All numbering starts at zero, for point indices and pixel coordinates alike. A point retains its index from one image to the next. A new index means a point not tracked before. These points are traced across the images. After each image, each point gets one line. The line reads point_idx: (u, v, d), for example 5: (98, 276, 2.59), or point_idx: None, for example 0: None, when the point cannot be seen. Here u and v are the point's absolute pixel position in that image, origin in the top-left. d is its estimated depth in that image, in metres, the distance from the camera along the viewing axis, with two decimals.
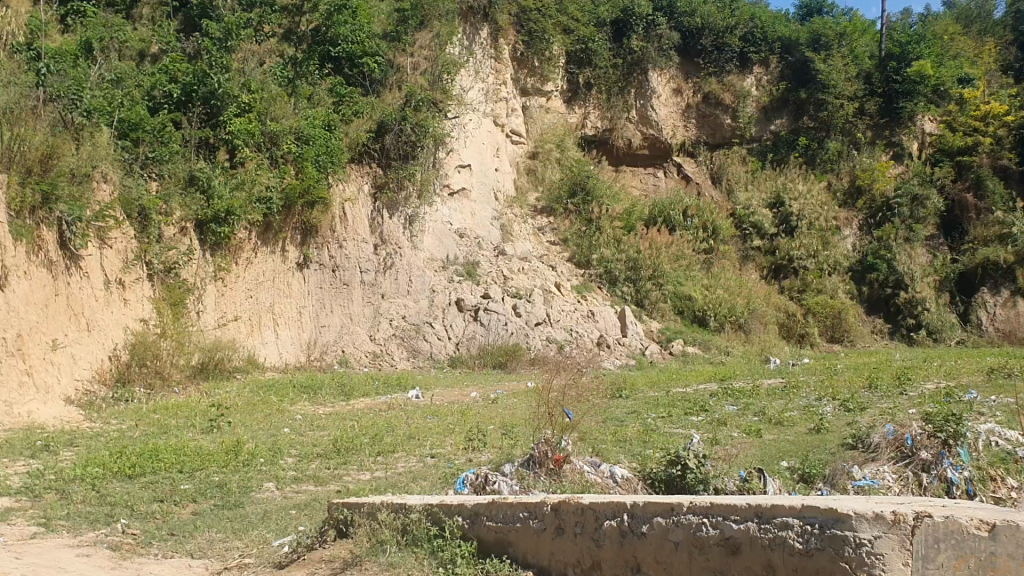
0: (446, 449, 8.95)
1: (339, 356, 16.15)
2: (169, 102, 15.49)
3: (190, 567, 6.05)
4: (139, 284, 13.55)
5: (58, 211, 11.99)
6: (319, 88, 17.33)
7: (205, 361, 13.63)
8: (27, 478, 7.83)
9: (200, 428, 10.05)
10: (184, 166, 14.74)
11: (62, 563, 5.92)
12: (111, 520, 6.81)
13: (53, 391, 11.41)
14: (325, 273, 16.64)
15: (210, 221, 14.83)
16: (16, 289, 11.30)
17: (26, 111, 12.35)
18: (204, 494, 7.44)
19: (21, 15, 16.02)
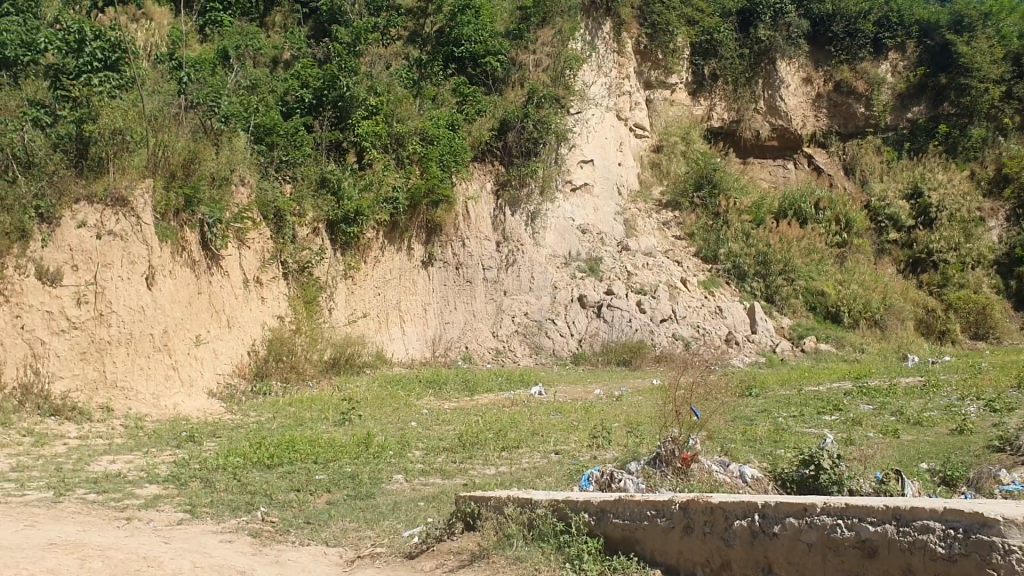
0: (571, 445, 8.96)
1: (463, 352, 16.38)
2: (302, 107, 15.91)
3: (326, 555, 6.28)
4: (275, 282, 14.10)
5: (200, 213, 12.69)
6: (444, 88, 17.61)
7: (336, 356, 14.04)
8: (174, 467, 8.26)
9: (332, 421, 10.38)
10: (316, 168, 15.16)
11: (207, 548, 6.21)
12: (251, 508, 7.10)
13: (196, 385, 12.03)
14: (449, 270, 16.95)
15: (340, 221, 15.32)
16: (162, 289, 11.99)
17: (169, 118, 12.88)
18: (337, 484, 7.69)
19: (163, 27, 16.83)
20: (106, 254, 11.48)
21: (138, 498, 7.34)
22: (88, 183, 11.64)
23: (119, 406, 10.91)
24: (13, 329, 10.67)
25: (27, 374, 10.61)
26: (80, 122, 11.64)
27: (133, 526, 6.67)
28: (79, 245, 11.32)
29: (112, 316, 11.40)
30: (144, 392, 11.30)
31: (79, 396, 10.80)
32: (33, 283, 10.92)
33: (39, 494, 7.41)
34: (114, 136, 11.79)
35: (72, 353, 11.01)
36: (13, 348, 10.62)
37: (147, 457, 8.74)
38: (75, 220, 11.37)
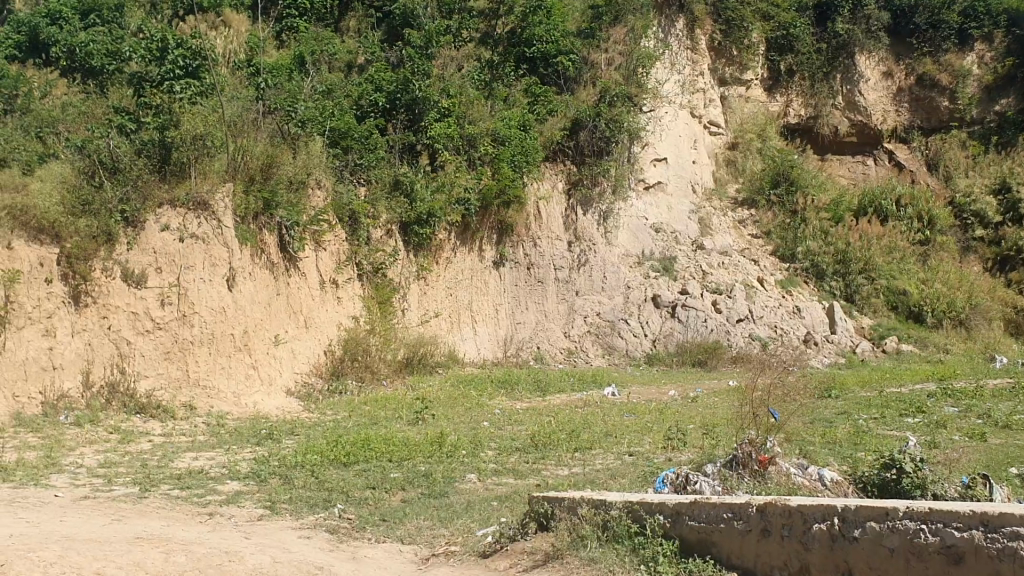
0: (645, 447, 8.89)
1: (535, 352, 16.43)
2: (376, 110, 16.00)
3: (401, 553, 6.33)
4: (351, 283, 14.30)
5: (278, 217, 12.95)
6: (515, 89, 17.72)
7: (409, 356, 14.20)
8: (255, 464, 8.44)
9: (406, 420, 10.49)
10: (389, 171, 15.32)
11: (286, 544, 6.34)
12: (328, 505, 7.22)
13: (275, 383, 12.29)
14: (520, 270, 16.91)
15: (413, 222, 15.47)
16: (242, 290, 12.28)
17: (248, 124, 13.23)
18: (412, 483, 7.75)
19: (242, 33, 17.22)
20: (188, 256, 11.82)
21: (219, 495, 7.50)
22: (171, 187, 12.01)
23: (201, 404, 11.23)
24: (100, 329, 11.11)
25: (114, 373, 11.01)
26: (162, 129, 11.98)
27: (216, 521, 6.85)
28: (162, 247, 11.67)
29: (195, 317, 11.72)
30: (225, 391, 11.60)
31: (164, 394, 11.17)
32: (119, 285, 11.32)
33: (125, 490, 7.65)
34: (195, 141, 12.15)
35: (157, 352, 11.39)
36: (100, 348, 11.05)
37: (228, 454, 8.96)
38: (159, 224, 11.73)
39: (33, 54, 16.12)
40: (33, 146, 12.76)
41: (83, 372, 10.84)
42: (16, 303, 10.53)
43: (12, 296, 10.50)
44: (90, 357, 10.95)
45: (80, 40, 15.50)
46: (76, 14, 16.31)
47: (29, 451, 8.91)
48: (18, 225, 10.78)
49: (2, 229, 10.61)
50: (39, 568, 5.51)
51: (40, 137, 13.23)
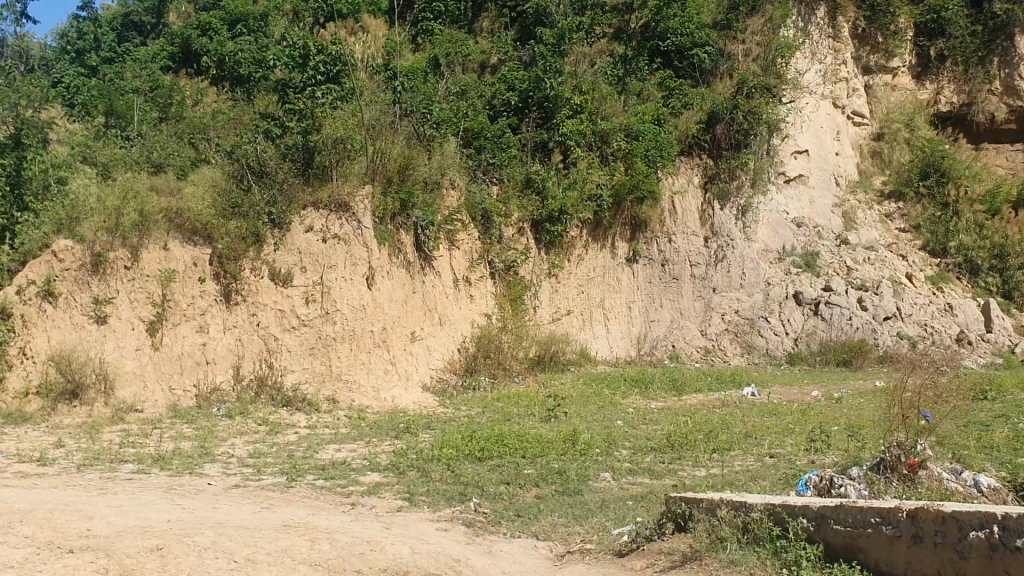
0: (787, 449, 8.65)
1: (670, 352, 16.16)
2: (508, 109, 16.14)
3: (536, 548, 6.36)
4: (483, 281, 14.48)
5: (414, 217, 13.20)
6: (649, 83, 17.52)
7: (541, 354, 14.18)
8: (394, 456, 8.66)
9: (539, 417, 10.52)
10: (522, 169, 15.43)
11: (424, 535, 6.47)
12: (464, 499, 7.32)
13: (412, 379, 12.50)
14: (654, 267, 16.74)
15: (544, 220, 15.58)
16: (381, 288, 12.61)
17: (386, 127, 13.51)
18: (545, 479, 7.76)
19: (380, 38, 17.67)
20: (331, 256, 12.27)
21: (360, 485, 7.73)
22: (314, 190, 12.51)
23: (343, 398, 11.57)
24: (249, 326, 11.79)
25: (262, 367, 11.61)
26: (306, 133, 12.52)
27: (358, 511, 7.05)
28: (306, 248, 12.20)
29: (337, 314, 12.14)
30: (365, 384, 11.90)
31: (308, 387, 11.61)
32: (267, 284, 11.96)
33: (274, 479, 7.98)
34: (338, 144, 12.56)
35: (302, 348, 11.88)
36: (249, 343, 11.72)
37: (369, 446, 9.22)
38: (303, 225, 12.27)
39: (186, 64, 17.04)
40: (187, 151, 13.50)
41: (234, 367, 11.55)
42: (173, 300, 11.55)
43: (170, 294, 11.53)
44: (240, 352, 11.64)
45: (229, 49, 16.19)
46: (224, 25, 17.10)
47: (186, 441, 9.43)
48: (174, 227, 11.86)
49: (159, 232, 11.67)
50: (195, 552, 5.82)
51: (192, 143, 13.88)
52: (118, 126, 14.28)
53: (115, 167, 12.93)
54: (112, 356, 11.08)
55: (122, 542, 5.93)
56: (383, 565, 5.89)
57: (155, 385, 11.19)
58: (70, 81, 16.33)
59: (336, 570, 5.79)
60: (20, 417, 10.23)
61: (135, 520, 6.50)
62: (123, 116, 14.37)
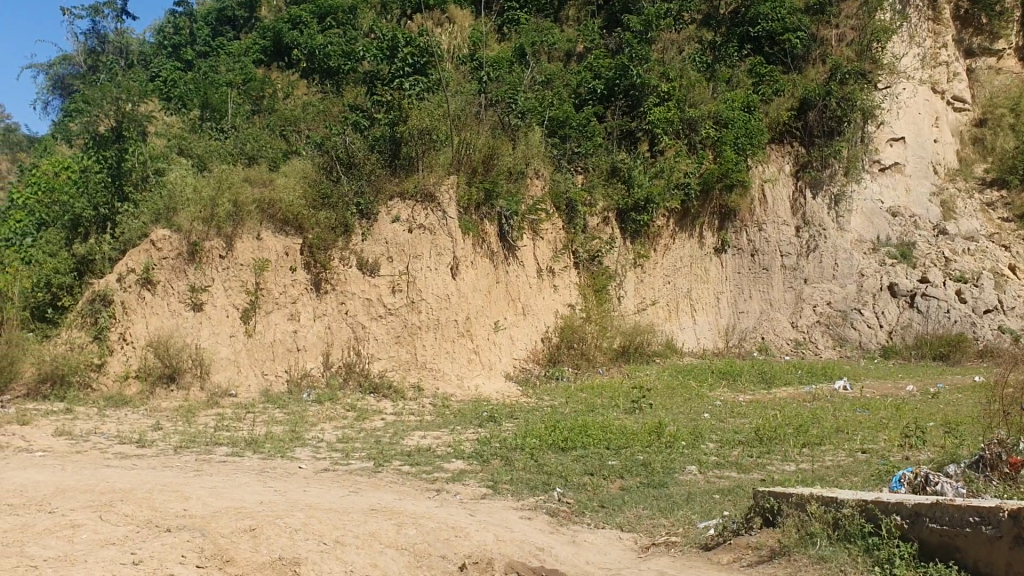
0: (880, 445, 8.44)
1: (758, 343, 15.91)
2: (594, 97, 16.06)
3: (621, 540, 6.33)
4: (567, 271, 14.42)
5: (498, 207, 13.23)
6: (738, 69, 17.19)
7: (625, 345, 14.05)
8: (478, 444, 8.71)
9: (624, 409, 10.45)
10: (607, 158, 15.33)
11: (509, 523, 6.51)
12: (548, 488, 7.33)
13: (495, 368, 12.52)
14: (743, 257, 16.46)
15: (631, 210, 15.39)
16: (466, 279, 12.69)
17: (471, 116, 13.59)
18: (630, 471, 7.72)
19: (466, 29, 17.78)
20: (416, 247, 12.43)
21: (445, 472, 7.81)
22: (401, 181, 12.71)
23: (428, 385, 11.68)
24: (338, 314, 12.08)
25: (350, 355, 11.83)
26: (393, 124, 12.63)
27: (443, 497, 7.13)
28: (393, 238, 12.39)
29: (422, 304, 12.27)
30: (449, 373, 11.98)
31: (394, 374, 11.77)
32: (355, 273, 12.24)
33: (362, 464, 8.13)
34: (424, 135, 12.69)
35: (388, 337, 12.07)
36: (338, 331, 11.99)
37: (453, 434, 9.30)
38: (390, 216, 12.49)
39: (277, 57, 17.39)
40: (278, 143, 13.82)
41: (323, 354, 11.81)
42: (266, 289, 11.94)
43: (263, 282, 11.95)
44: (329, 340, 11.91)
45: (319, 42, 16.48)
46: (314, 18, 17.38)
47: (277, 425, 9.66)
48: (266, 218, 12.26)
49: (253, 222, 12.11)
50: (286, 533, 5.96)
51: (284, 135, 14.20)
52: (213, 119, 14.74)
53: (209, 159, 13.36)
54: (207, 342, 11.49)
55: (217, 523, 6.11)
56: (467, 552, 5.94)
57: (249, 371, 11.51)
58: (166, 75, 16.84)
59: (421, 555, 5.87)
60: (122, 400, 10.64)
61: (229, 501, 6.69)
62: (218, 110, 14.79)
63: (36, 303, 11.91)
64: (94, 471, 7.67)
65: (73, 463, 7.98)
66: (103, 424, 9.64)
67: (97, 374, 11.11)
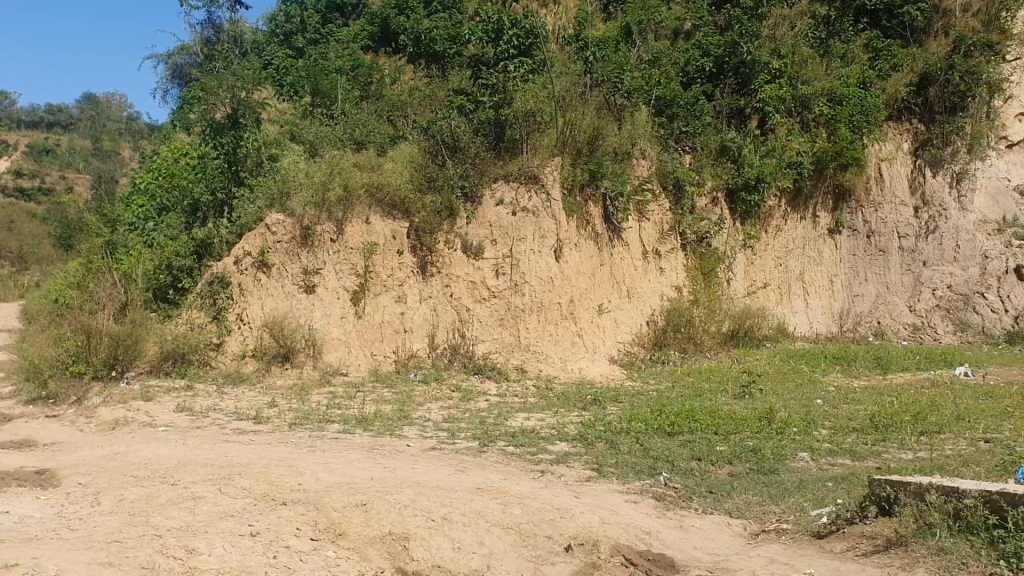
0: (1005, 434, 8.11)
1: (874, 328, 15.48)
2: (702, 76, 15.74)
3: (729, 526, 6.23)
4: (674, 254, 14.15)
5: (603, 187, 13.07)
6: (854, 44, 16.65)
7: (735, 329, 13.76)
8: (583, 427, 8.71)
9: (733, 394, 10.27)
10: (716, 137, 15.02)
11: (615, 506, 6.49)
12: (654, 473, 7.27)
13: (599, 351, 12.40)
14: (859, 239, 15.95)
15: (741, 189, 15.05)
16: (570, 261, 12.64)
17: (577, 98, 13.52)
18: (739, 457, 7.58)
19: (571, 10, 17.70)
20: (520, 229, 12.45)
21: (549, 454, 7.82)
22: (505, 163, 12.79)
23: (531, 367, 11.72)
24: (443, 297, 12.27)
25: (455, 336, 12.02)
26: (498, 108, 12.75)
27: (548, 478, 7.15)
28: (497, 221, 12.47)
29: (526, 286, 12.28)
30: (552, 356, 11.95)
31: (498, 356, 11.88)
32: (460, 256, 12.38)
33: (467, 443, 8.22)
34: (528, 118, 12.71)
35: (492, 319, 12.16)
36: (443, 313, 12.20)
37: (558, 416, 9.32)
38: (494, 199, 12.56)
39: (385, 43, 17.68)
40: (386, 128, 14.01)
41: (429, 335, 12.05)
42: (374, 271, 12.28)
43: (371, 265, 12.29)
44: (434, 322, 12.14)
45: (424, 26, 16.67)
46: (420, 4, 17.57)
47: (386, 404, 9.87)
48: (375, 202, 12.51)
49: (362, 207, 12.44)
50: (395, 509, 6.07)
51: (391, 120, 14.37)
52: (323, 105, 15.07)
53: (320, 145, 13.68)
54: (320, 323, 11.93)
55: (329, 497, 6.28)
56: (572, 533, 5.95)
57: (359, 351, 11.87)
58: (279, 63, 17.50)
59: (527, 535, 5.90)
60: (239, 377, 11.04)
61: (341, 477, 6.87)
62: (328, 96, 15.11)
63: (158, 285, 12.49)
64: (214, 445, 7.98)
65: (194, 437, 8.34)
66: (221, 400, 10.02)
67: (217, 353, 11.59)
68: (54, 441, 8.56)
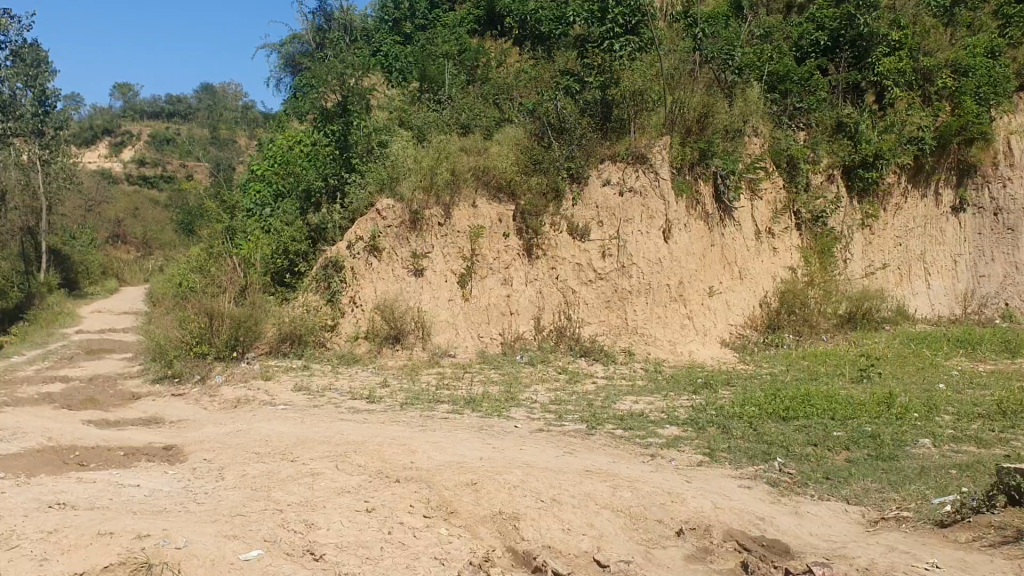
0: None
1: (1002, 310, 14.82)
2: (817, 50, 15.27)
3: (847, 512, 6.07)
4: (788, 233, 13.74)
5: (713, 166, 12.76)
6: (982, 12, 16.21)
7: (852, 311, 13.28)
8: (693, 411, 8.61)
9: (850, 377, 9.99)
10: (832, 113, 14.54)
11: (727, 491, 6.40)
12: (768, 458, 7.13)
13: (710, 334, 12.12)
14: (985, 217, 15.22)
15: (858, 166, 14.53)
16: (680, 242, 12.40)
17: (685, 76, 13.34)
18: (857, 443, 7.36)
19: None
20: (627, 210, 12.31)
21: (659, 438, 7.76)
22: (612, 143, 12.74)
23: (639, 350, 11.59)
24: (549, 279, 12.32)
25: (561, 319, 12.01)
26: (604, 87, 12.69)
27: (658, 462, 7.10)
28: (604, 202, 12.38)
29: (633, 268, 12.18)
30: (661, 338, 11.80)
31: (605, 339, 11.81)
32: (566, 238, 12.39)
33: (575, 426, 8.23)
34: (636, 97, 12.57)
35: (599, 301, 12.12)
36: (549, 295, 12.23)
37: (667, 400, 9.25)
38: (601, 179, 12.49)
39: (490, 26, 17.87)
40: (492, 111, 14.02)
41: (535, 318, 12.09)
42: (481, 254, 12.47)
43: (478, 248, 12.49)
44: (541, 304, 12.18)
45: (531, 7, 16.72)
46: None
47: (494, 385, 9.98)
48: (482, 185, 12.71)
49: (469, 190, 12.65)
50: (505, 489, 6.13)
51: (497, 104, 14.38)
52: (431, 91, 15.26)
53: (428, 130, 13.89)
54: (428, 305, 12.20)
55: (441, 475, 6.39)
56: (684, 517, 5.89)
57: (466, 332, 12.03)
58: (387, 50, 17.76)
59: (637, 518, 5.87)
60: (352, 358, 11.35)
61: (451, 456, 6.97)
62: (435, 81, 15.30)
63: (276, 269, 13.06)
64: (330, 424, 8.21)
65: (311, 416, 8.59)
66: (336, 380, 10.33)
67: (331, 334, 12.00)
68: (180, 419, 8.95)
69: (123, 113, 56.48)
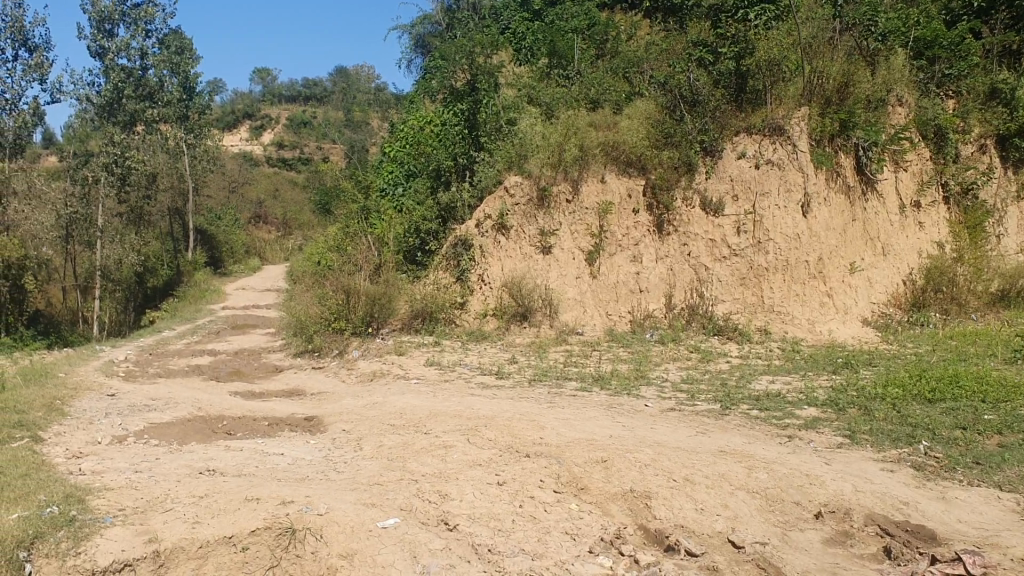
0: None
1: None
2: (969, 12, 14.56)
3: (1000, 500, 5.75)
4: (935, 207, 13.08)
5: (855, 137, 12.21)
6: None
7: (1005, 289, 12.48)
8: (832, 392, 8.34)
9: (1002, 358, 9.45)
10: (985, 79, 13.63)
11: (868, 475, 6.17)
12: (912, 441, 6.84)
13: (852, 312, 11.57)
14: None
15: (1014, 135, 13.82)
16: (819, 216, 11.88)
17: (824, 43, 12.69)
18: (1011, 427, 6.96)
19: None
20: (763, 183, 11.96)
21: (797, 419, 7.55)
22: (747, 115, 12.42)
23: (776, 329, 11.27)
24: (681, 256, 12.11)
25: (693, 296, 11.81)
26: (739, 57, 12.41)
27: (795, 444, 6.91)
28: (739, 175, 12.08)
29: (770, 243, 11.78)
30: (799, 317, 11.38)
31: (739, 317, 11.54)
32: (698, 213, 12.16)
33: (708, 406, 8.10)
34: (771, 66, 12.23)
35: (733, 278, 11.83)
36: (680, 273, 12.03)
37: (805, 380, 8.99)
38: (735, 152, 12.17)
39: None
40: (621, 85, 13.88)
41: (665, 296, 11.94)
42: (609, 232, 12.41)
43: (606, 225, 12.43)
44: (671, 282, 12.00)
45: None
46: None
47: (623, 363, 9.95)
48: (611, 160, 12.64)
49: (597, 166, 12.62)
50: (636, 468, 6.10)
51: (627, 78, 14.23)
52: (560, 66, 15.27)
53: (556, 106, 13.93)
54: (556, 283, 12.25)
55: (571, 452, 6.41)
56: (823, 500, 5.72)
57: (594, 310, 12.02)
58: (516, 27, 17.90)
59: (774, 500, 5.74)
60: (481, 335, 11.50)
61: (581, 433, 6.98)
62: (564, 56, 15.30)
63: (408, 248, 13.61)
64: (461, 398, 8.35)
65: (443, 390, 8.77)
66: (467, 355, 10.49)
67: (461, 311, 12.18)
68: (319, 391, 9.28)
69: (262, 98, 58.72)
